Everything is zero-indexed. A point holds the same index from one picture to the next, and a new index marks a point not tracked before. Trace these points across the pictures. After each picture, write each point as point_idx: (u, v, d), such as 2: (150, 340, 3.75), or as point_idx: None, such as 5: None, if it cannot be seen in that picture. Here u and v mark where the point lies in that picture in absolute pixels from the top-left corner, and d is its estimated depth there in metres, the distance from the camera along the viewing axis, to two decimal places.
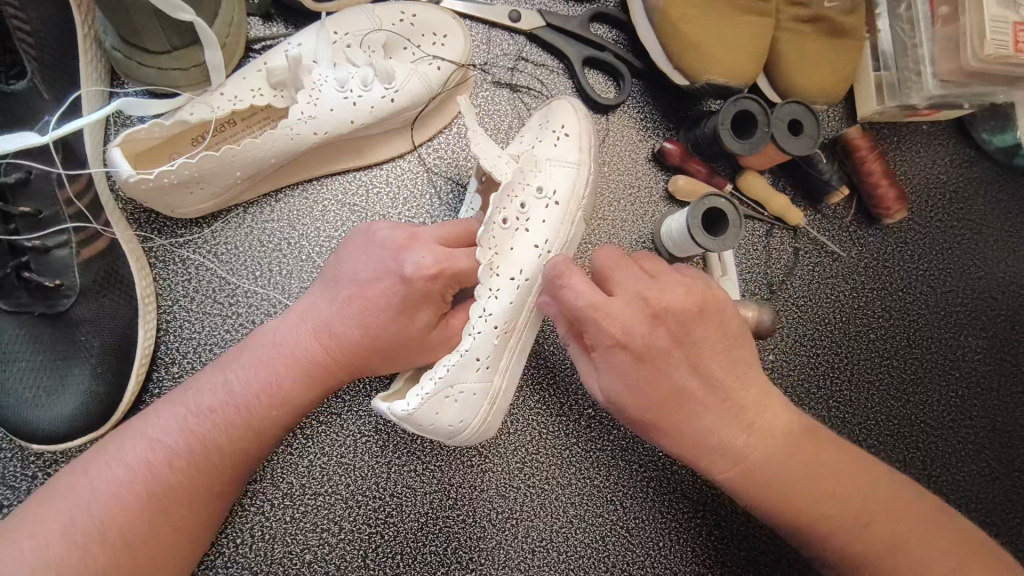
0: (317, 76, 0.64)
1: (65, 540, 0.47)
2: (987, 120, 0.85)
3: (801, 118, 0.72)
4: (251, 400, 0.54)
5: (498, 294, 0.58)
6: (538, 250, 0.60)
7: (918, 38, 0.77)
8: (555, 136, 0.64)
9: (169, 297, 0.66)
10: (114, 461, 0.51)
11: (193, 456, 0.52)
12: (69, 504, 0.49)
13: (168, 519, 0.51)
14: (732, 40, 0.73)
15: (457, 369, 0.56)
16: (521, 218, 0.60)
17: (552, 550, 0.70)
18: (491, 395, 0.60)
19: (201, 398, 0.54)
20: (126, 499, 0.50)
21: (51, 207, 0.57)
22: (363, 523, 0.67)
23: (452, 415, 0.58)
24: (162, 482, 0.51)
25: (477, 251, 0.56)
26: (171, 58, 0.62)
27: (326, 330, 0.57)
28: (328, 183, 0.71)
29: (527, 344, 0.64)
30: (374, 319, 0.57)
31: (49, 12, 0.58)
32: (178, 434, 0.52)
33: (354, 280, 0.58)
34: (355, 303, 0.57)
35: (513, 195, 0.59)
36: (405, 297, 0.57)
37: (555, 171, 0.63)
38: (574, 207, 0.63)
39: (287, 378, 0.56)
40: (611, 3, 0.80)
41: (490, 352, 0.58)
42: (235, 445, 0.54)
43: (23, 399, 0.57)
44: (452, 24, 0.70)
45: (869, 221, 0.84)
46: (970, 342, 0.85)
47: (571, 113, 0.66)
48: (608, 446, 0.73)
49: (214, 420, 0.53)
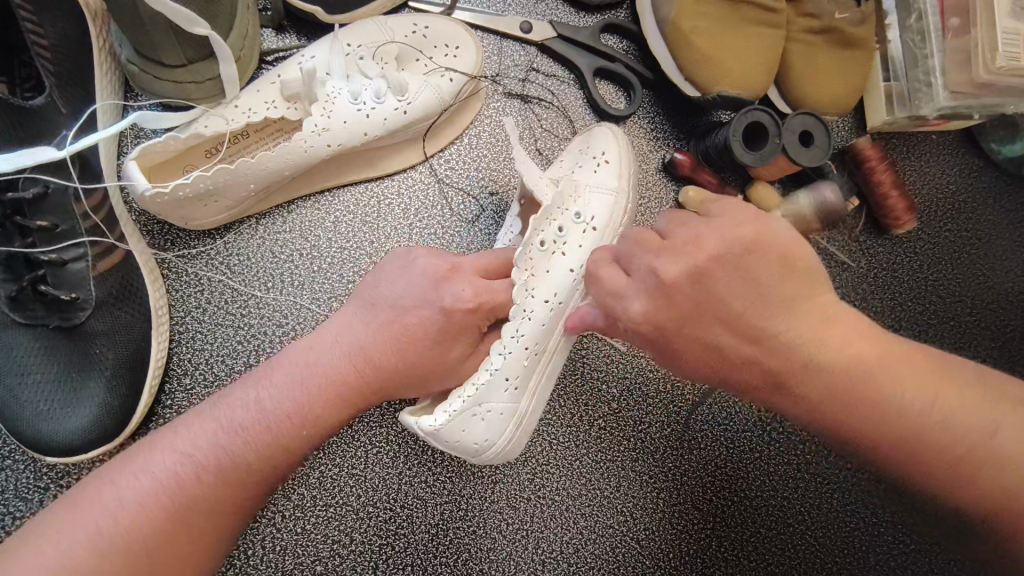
0: (330, 89, 0.64)
1: (88, 548, 0.47)
2: (996, 130, 0.87)
3: (812, 130, 0.72)
4: (282, 418, 0.54)
5: (531, 316, 0.59)
6: (574, 274, 0.60)
7: (929, 49, 0.76)
8: (595, 163, 0.64)
9: (182, 309, 0.67)
10: (142, 472, 0.51)
11: (221, 471, 0.52)
12: (96, 514, 0.49)
13: (192, 531, 0.51)
14: (742, 53, 0.73)
15: (485, 390, 0.57)
16: (558, 241, 0.61)
17: (563, 561, 0.70)
18: (517, 417, 0.60)
19: (232, 414, 0.54)
20: (149, 508, 0.50)
21: (67, 222, 0.57)
22: (375, 534, 0.67)
23: (479, 434, 0.58)
24: (187, 494, 0.51)
25: (515, 271, 0.59)
26: (187, 71, 0.62)
27: (362, 355, 0.57)
28: (340, 194, 0.72)
29: (557, 372, 0.64)
30: (411, 345, 0.57)
31: (66, 26, 0.58)
32: (207, 448, 0.52)
33: (397, 302, 0.59)
34: (393, 326, 0.58)
35: (551, 220, 0.60)
36: (445, 322, 0.58)
37: (594, 197, 0.63)
38: (611, 234, 0.63)
39: (317, 397, 0.55)
40: (622, 14, 0.81)
41: (519, 373, 0.59)
42: (262, 462, 0.53)
43: (38, 412, 0.57)
44: (464, 35, 0.70)
45: (879, 231, 0.84)
46: (978, 352, 0.85)
47: (611, 140, 0.67)
48: (619, 457, 0.73)
49: (244, 436, 0.53)
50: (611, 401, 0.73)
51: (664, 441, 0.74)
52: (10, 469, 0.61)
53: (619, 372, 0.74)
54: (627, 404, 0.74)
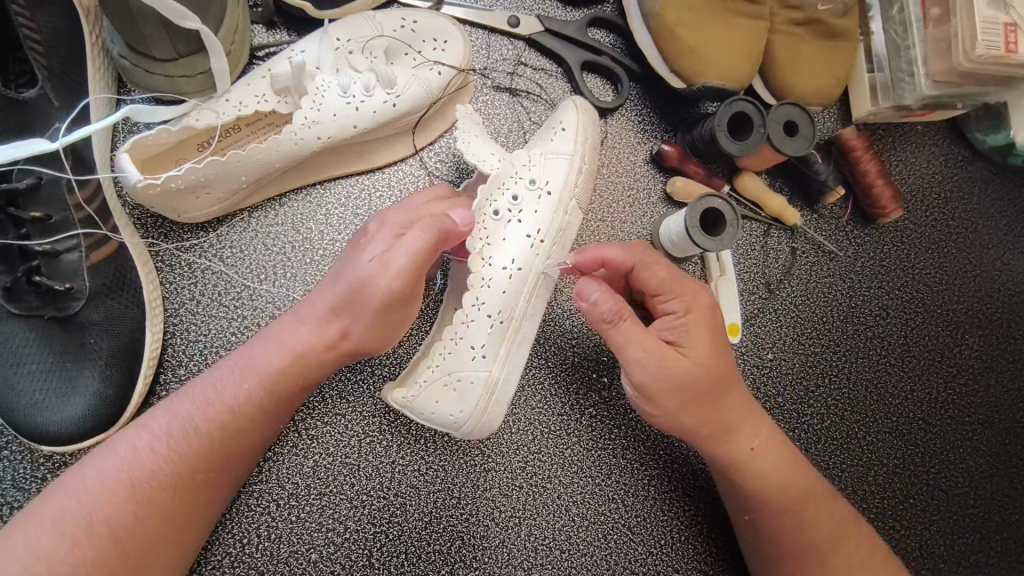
0: (320, 82, 0.65)
1: (54, 533, 0.49)
2: (981, 121, 0.87)
3: (798, 121, 0.73)
4: (234, 384, 0.56)
5: (491, 282, 0.61)
6: (531, 239, 0.62)
7: (911, 40, 0.77)
8: (552, 132, 0.66)
9: (175, 301, 0.67)
10: (107, 451, 0.53)
11: (175, 440, 0.54)
12: (65, 497, 0.50)
13: (155, 511, 0.52)
14: (728, 44, 0.73)
15: (453, 356, 0.60)
16: (514, 209, 0.62)
17: (555, 549, 0.70)
18: (490, 386, 0.61)
19: (191, 389, 0.56)
20: (111, 489, 0.51)
21: (61, 212, 0.58)
22: (368, 523, 0.68)
23: (451, 406, 0.61)
24: (145, 468, 0.52)
25: (470, 241, 0.60)
26: (178, 65, 0.63)
27: (315, 315, 0.58)
28: (331, 187, 0.73)
29: (531, 336, 0.64)
30: (346, 274, 0.58)
31: (59, 22, 0.59)
32: (166, 421, 0.54)
33: (343, 257, 0.61)
34: (333, 274, 0.60)
35: (503, 189, 0.62)
36: (374, 251, 0.59)
37: (549, 164, 0.64)
38: (568, 196, 0.64)
39: (265, 351, 0.57)
40: (609, 7, 0.82)
41: (485, 341, 0.61)
42: (211, 427, 0.55)
43: (34, 401, 0.58)
44: (451, 30, 0.71)
45: (866, 221, 0.85)
46: (967, 340, 0.86)
47: (569, 110, 0.67)
48: (609, 445, 0.73)
49: (198, 403, 0.55)
50: (601, 390, 0.74)
51: (653, 429, 0.75)
52: (7, 460, 0.62)
53: (610, 360, 0.75)
54: (617, 392, 0.75)
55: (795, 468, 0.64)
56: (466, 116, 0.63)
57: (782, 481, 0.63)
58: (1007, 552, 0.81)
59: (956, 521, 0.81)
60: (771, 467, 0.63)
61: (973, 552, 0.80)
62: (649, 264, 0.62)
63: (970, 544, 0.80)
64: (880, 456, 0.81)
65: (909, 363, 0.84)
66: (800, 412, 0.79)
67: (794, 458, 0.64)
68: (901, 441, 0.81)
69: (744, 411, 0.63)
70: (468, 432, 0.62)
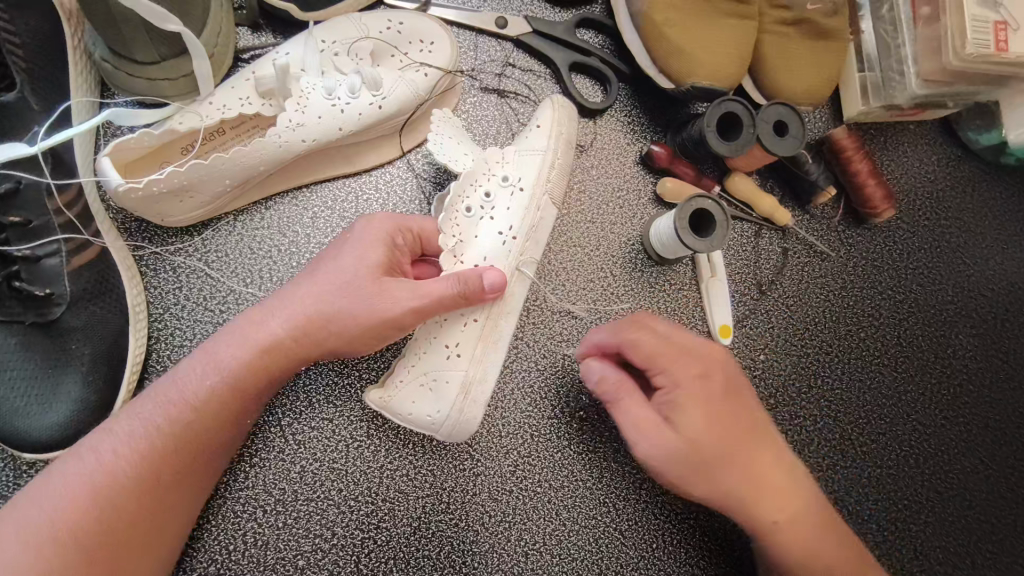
0: (305, 84, 0.64)
1: (21, 543, 0.48)
2: (973, 120, 0.86)
3: (785, 119, 0.72)
4: (198, 382, 0.55)
5: None
6: (503, 237, 0.62)
7: (901, 39, 0.77)
8: (528, 130, 0.67)
9: (160, 305, 0.67)
10: (72, 457, 0.52)
11: (141, 444, 0.53)
12: (32, 505, 0.50)
13: (121, 515, 0.52)
14: (716, 44, 0.73)
15: (428, 356, 0.61)
16: (486, 206, 0.63)
17: (546, 553, 0.70)
18: (468, 385, 0.61)
19: (155, 388, 0.56)
20: (76, 495, 0.50)
21: (41, 217, 0.58)
22: (356, 528, 0.67)
23: (428, 406, 0.60)
24: (111, 473, 0.52)
25: (441, 239, 0.60)
26: (160, 68, 0.63)
27: (287, 310, 0.57)
28: (318, 190, 0.72)
29: (509, 335, 0.64)
30: (323, 279, 0.57)
31: (39, 24, 0.58)
32: (133, 424, 0.54)
33: (322, 259, 0.59)
34: (315, 279, 0.58)
35: (476, 185, 0.62)
36: (374, 267, 0.57)
37: (521, 161, 0.65)
38: (542, 192, 0.65)
39: (233, 349, 0.56)
40: (598, 8, 0.81)
41: (461, 339, 0.61)
42: (178, 426, 0.54)
43: (15, 408, 0.57)
44: (438, 31, 0.71)
45: (857, 221, 0.84)
46: (960, 340, 0.85)
47: (547, 109, 0.68)
48: (600, 448, 0.73)
49: (164, 403, 0.55)
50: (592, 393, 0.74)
51: None
52: None
53: None
54: None
55: (815, 532, 0.61)
56: (444, 120, 0.64)
57: (801, 543, 0.61)
58: (1003, 554, 0.80)
59: (950, 523, 0.80)
60: (788, 534, 0.61)
61: (968, 553, 0.80)
62: (636, 339, 0.61)
63: (966, 546, 0.80)
64: (874, 458, 0.80)
65: (902, 364, 0.83)
66: (792, 413, 0.79)
67: (812, 526, 0.61)
68: (895, 444, 0.81)
69: (760, 481, 0.59)
70: (450, 435, 0.62)
